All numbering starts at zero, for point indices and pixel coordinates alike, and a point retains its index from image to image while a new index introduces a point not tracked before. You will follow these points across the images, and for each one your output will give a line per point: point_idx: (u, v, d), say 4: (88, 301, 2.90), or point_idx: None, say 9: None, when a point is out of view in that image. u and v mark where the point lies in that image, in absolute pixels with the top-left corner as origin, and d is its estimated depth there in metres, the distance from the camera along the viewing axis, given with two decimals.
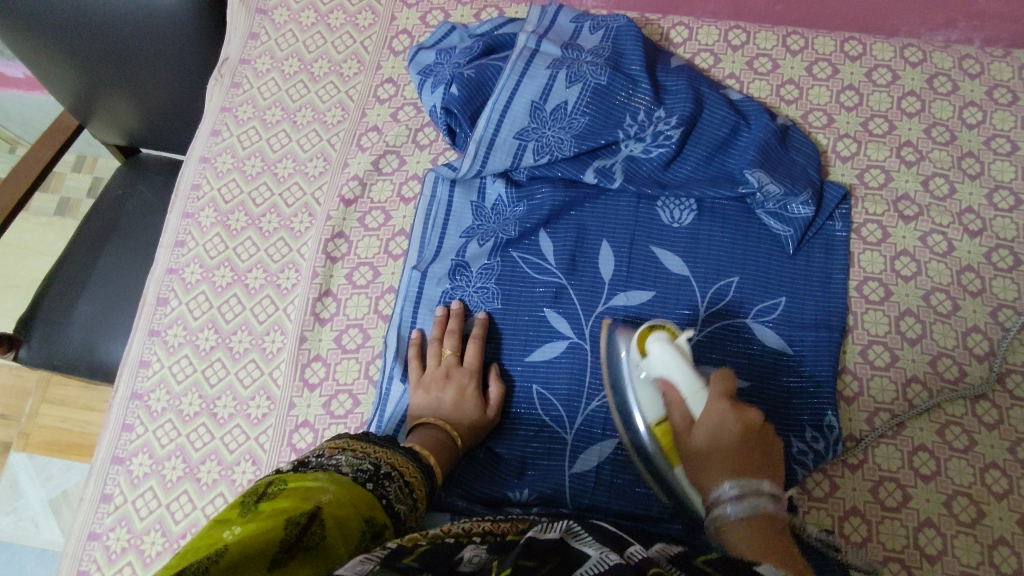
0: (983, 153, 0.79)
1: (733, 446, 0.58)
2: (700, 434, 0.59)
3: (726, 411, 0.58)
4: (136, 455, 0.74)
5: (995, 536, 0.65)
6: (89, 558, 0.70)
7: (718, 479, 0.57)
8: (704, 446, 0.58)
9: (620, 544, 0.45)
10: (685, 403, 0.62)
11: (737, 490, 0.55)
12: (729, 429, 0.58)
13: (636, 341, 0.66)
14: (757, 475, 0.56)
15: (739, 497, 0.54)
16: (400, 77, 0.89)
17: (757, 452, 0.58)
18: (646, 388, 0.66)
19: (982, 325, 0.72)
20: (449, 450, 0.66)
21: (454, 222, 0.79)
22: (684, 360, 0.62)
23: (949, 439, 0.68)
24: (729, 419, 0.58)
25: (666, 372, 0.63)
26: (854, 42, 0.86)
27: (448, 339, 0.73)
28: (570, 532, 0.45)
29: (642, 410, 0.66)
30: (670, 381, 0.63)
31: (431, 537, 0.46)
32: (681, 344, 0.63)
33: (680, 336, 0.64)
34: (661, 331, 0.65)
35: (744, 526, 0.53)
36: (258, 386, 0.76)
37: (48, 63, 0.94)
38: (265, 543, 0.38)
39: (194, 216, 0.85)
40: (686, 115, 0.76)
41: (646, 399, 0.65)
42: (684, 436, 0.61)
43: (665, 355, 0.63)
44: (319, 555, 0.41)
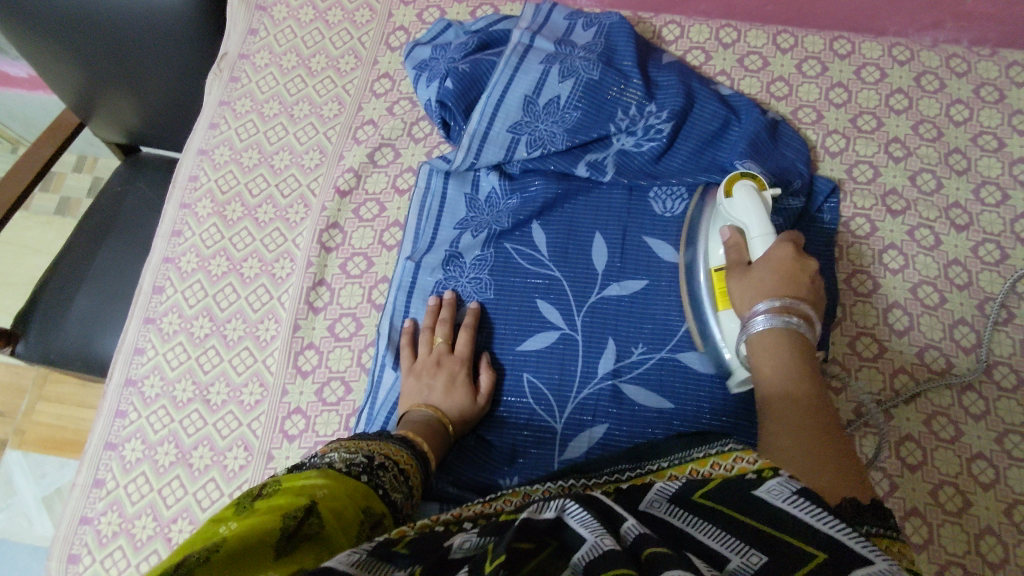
0: (970, 149, 0.81)
1: (794, 283, 0.59)
2: (758, 270, 0.61)
3: (785, 249, 0.61)
4: (129, 441, 0.75)
5: (982, 525, 0.65)
6: (80, 542, 0.71)
7: (755, 299, 0.59)
8: (764, 271, 0.60)
9: (610, 509, 0.42)
10: (744, 244, 0.65)
11: (779, 306, 0.57)
12: (784, 255, 0.61)
13: (724, 182, 0.69)
14: (802, 301, 0.58)
15: (779, 313, 0.57)
16: (396, 72, 0.91)
17: (813, 288, 0.60)
18: (716, 236, 0.69)
19: (969, 317, 0.73)
20: (440, 436, 0.65)
21: (447, 214, 0.80)
22: (761, 206, 0.65)
23: (935, 429, 0.69)
24: (789, 262, 0.60)
25: (742, 220, 0.66)
26: (843, 41, 0.87)
27: (440, 327, 0.73)
28: (564, 508, 0.40)
29: (711, 255, 0.69)
30: (737, 230, 0.66)
31: (418, 527, 0.44)
32: (766, 198, 0.67)
33: (765, 190, 0.67)
34: (751, 180, 0.68)
35: (776, 351, 0.56)
36: (252, 373, 0.76)
37: (50, 61, 0.95)
38: (263, 536, 0.39)
39: (192, 206, 0.86)
40: (677, 110, 0.77)
41: (713, 241, 0.69)
42: (741, 268, 0.63)
43: (748, 201, 0.66)
44: (321, 543, 0.41)
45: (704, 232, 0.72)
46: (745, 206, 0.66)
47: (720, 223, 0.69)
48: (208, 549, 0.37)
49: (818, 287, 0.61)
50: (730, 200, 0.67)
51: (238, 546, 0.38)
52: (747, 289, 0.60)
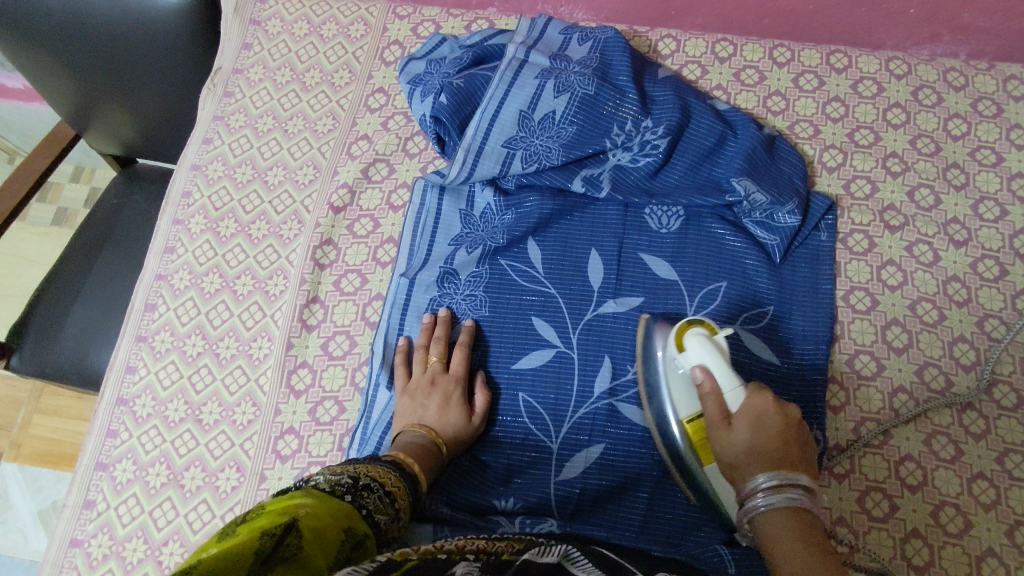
0: (968, 164, 0.80)
1: (778, 437, 0.54)
2: (742, 431, 0.55)
3: (767, 403, 0.55)
4: (120, 461, 0.74)
5: (983, 547, 0.64)
6: (69, 565, 0.70)
7: (758, 466, 0.53)
8: (744, 422, 0.55)
9: (618, 567, 0.44)
10: (721, 392, 0.58)
11: (776, 482, 0.51)
12: (765, 407, 0.55)
13: (675, 334, 0.63)
14: (797, 470, 0.52)
15: (778, 492, 0.50)
16: (390, 87, 0.90)
17: (801, 441, 0.55)
18: (681, 381, 0.63)
19: (968, 335, 0.72)
20: (434, 458, 0.65)
21: (442, 230, 0.80)
22: (725, 361, 0.59)
23: (935, 449, 0.68)
24: (772, 417, 0.55)
25: (702, 362, 0.60)
26: (839, 55, 0.87)
27: (435, 346, 0.73)
28: (569, 557, 0.44)
29: (676, 406, 0.63)
30: (709, 373, 0.59)
31: (421, 551, 0.43)
32: (721, 340, 0.61)
33: (719, 334, 0.62)
34: (700, 327, 0.63)
35: (783, 529, 0.49)
36: (244, 393, 0.75)
37: (45, 75, 0.95)
38: (240, 557, 0.37)
39: (185, 223, 0.85)
40: (673, 125, 0.77)
41: (682, 390, 0.63)
42: (720, 425, 0.56)
43: (701, 350, 0.60)
44: (298, 565, 0.39)
45: (659, 376, 0.65)
46: (702, 359, 0.60)
47: (677, 377, 0.63)
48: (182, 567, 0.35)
49: (801, 435, 0.55)
50: (684, 354, 0.61)
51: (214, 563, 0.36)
52: (734, 456, 0.55)
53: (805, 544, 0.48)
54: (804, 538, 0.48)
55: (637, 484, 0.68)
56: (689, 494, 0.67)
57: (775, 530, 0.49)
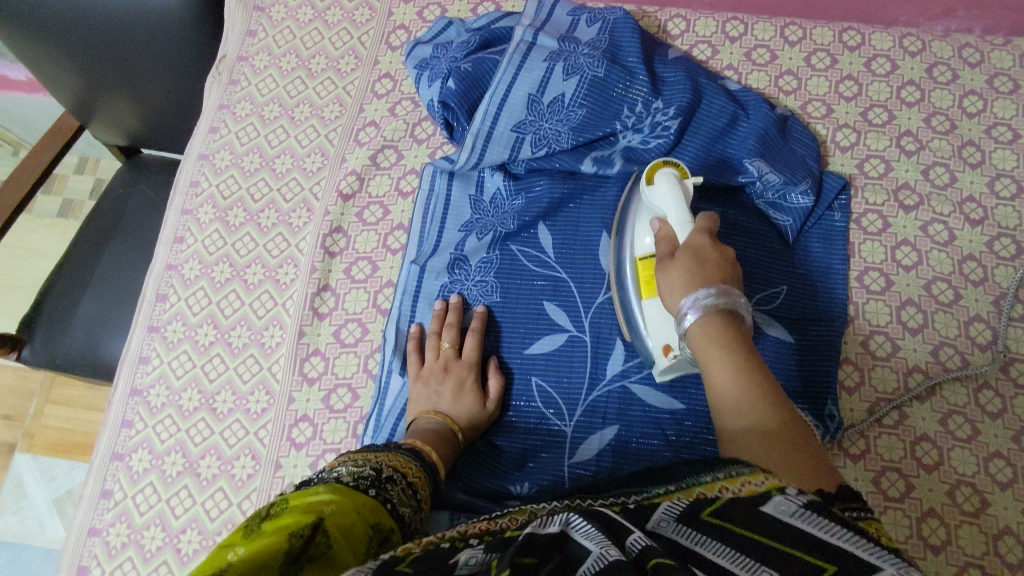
0: (984, 141, 0.79)
1: (719, 270, 0.54)
2: (682, 258, 0.56)
3: (704, 240, 0.57)
4: (136, 451, 0.74)
5: (1001, 525, 0.64)
6: (89, 553, 0.70)
7: (685, 292, 0.53)
8: (684, 256, 0.56)
9: (617, 522, 0.40)
10: (673, 238, 0.60)
11: (714, 290, 0.51)
12: (702, 244, 0.57)
13: (646, 171, 0.66)
14: (734, 287, 0.52)
15: (713, 299, 0.51)
16: (397, 72, 0.89)
17: (736, 267, 0.56)
18: (643, 220, 0.66)
19: (984, 314, 0.72)
20: (450, 444, 0.65)
21: (452, 216, 0.79)
22: (682, 197, 0.62)
23: (951, 429, 0.68)
24: (710, 254, 0.55)
25: (665, 209, 0.63)
26: (852, 32, 0.86)
27: (447, 332, 0.73)
28: (569, 523, 0.40)
29: (636, 241, 0.66)
30: (665, 219, 0.62)
31: (423, 545, 0.42)
32: (687, 185, 0.64)
33: (687, 179, 0.65)
34: (673, 168, 0.65)
35: (715, 335, 0.50)
36: (258, 381, 0.75)
37: (48, 66, 0.95)
38: (269, 557, 0.38)
39: (194, 212, 0.85)
40: (684, 105, 0.76)
41: (641, 226, 0.67)
42: (664, 246, 0.60)
43: (667, 192, 0.63)
44: (326, 563, 0.41)
45: (630, 224, 0.69)
46: (665, 196, 0.63)
47: (645, 212, 0.67)
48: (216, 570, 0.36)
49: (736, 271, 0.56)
50: (652, 189, 0.65)
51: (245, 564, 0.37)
52: (667, 291, 0.56)
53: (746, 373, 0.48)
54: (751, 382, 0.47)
55: (651, 466, 0.68)
56: None
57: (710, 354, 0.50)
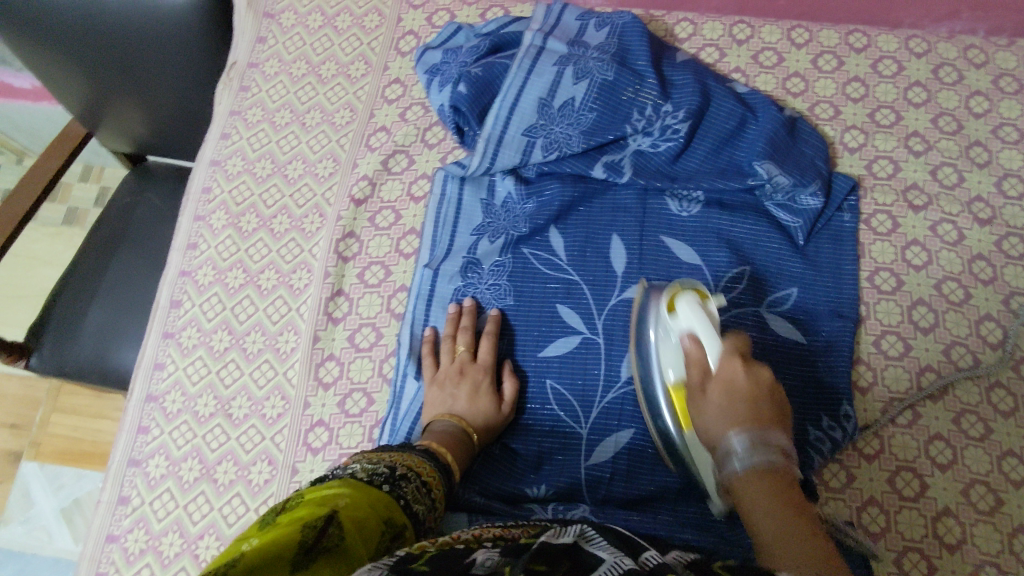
0: (991, 142, 0.80)
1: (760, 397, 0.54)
2: (714, 395, 0.55)
3: (737, 367, 0.55)
4: (152, 457, 0.74)
5: (1015, 524, 0.64)
6: (107, 560, 0.71)
7: (729, 426, 0.53)
8: (717, 395, 0.55)
9: (632, 543, 0.43)
10: (704, 362, 0.58)
11: (753, 441, 0.51)
12: (733, 371, 0.55)
13: (667, 298, 0.63)
14: (773, 429, 0.52)
15: (755, 452, 0.51)
16: (407, 77, 0.90)
17: (780, 413, 0.55)
18: (668, 346, 0.63)
19: (994, 313, 0.72)
20: (465, 447, 0.65)
21: (464, 220, 0.79)
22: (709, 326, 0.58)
23: (964, 427, 0.68)
24: (743, 381, 0.55)
25: (692, 329, 0.59)
26: (858, 34, 0.86)
27: (462, 336, 0.73)
28: (585, 537, 0.43)
29: (664, 370, 0.63)
30: (697, 341, 0.59)
31: (439, 544, 0.43)
32: (711, 308, 0.61)
33: (709, 301, 0.62)
34: (692, 291, 0.62)
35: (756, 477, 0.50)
36: (273, 386, 0.76)
37: (55, 73, 0.95)
38: (280, 550, 0.37)
39: (206, 219, 0.85)
40: (693, 109, 0.77)
41: (667, 355, 0.63)
42: (697, 392, 0.57)
43: (691, 317, 0.59)
44: (339, 556, 0.40)
45: (649, 332, 0.66)
46: (691, 324, 0.59)
47: (670, 341, 0.63)
48: (227, 559, 0.36)
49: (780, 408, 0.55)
50: (675, 318, 0.61)
51: (255, 557, 0.36)
52: (708, 424, 0.55)
53: (783, 505, 0.49)
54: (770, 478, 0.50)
55: (667, 467, 0.68)
56: None
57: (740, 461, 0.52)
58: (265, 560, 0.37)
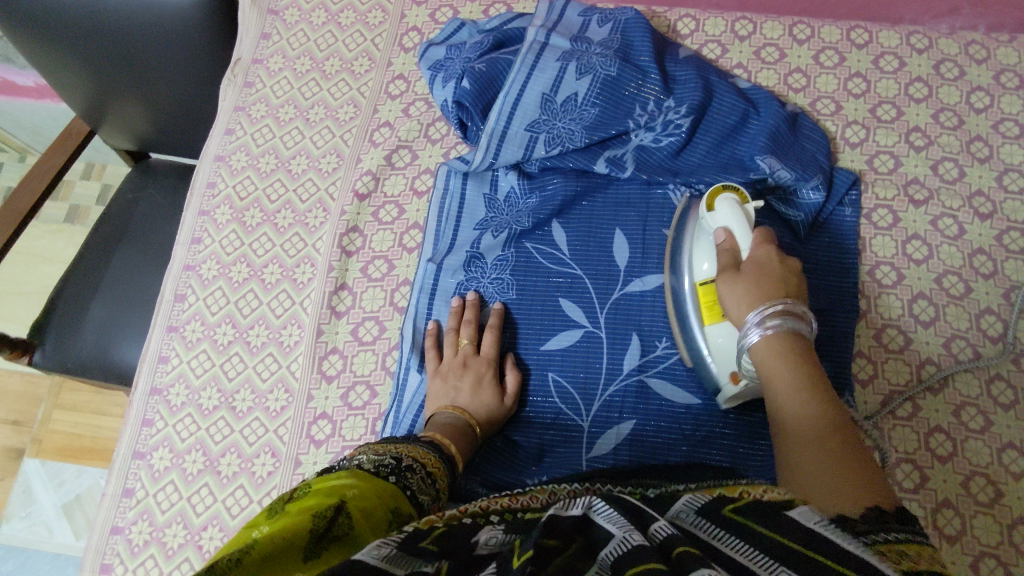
0: (991, 137, 0.80)
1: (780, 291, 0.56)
2: (748, 275, 0.58)
3: (770, 256, 0.59)
4: (156, 450, 0.75)
5: (1015, 515, 0.65)
6: (111, 552, 0.71)
7: (751, 304, 0.56)
8: (750, 270, 0.59)
9: (640, 510, 0.41)
10: (738, 250, 0.62)
11: (777, 312, 0.54)
12: (765, 258, 0.59)
13: (707, 196, 0.67)
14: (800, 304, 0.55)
15: (779, 320, 0.54)
16: (410, 73, 0.90)
17: (800, 286, 0.59)
18: (702, 245, 0.66)
19: (995, 307, 0.73)
20: (468, 438, 0.65)
21: (467, 215, 0.80)
22: (749, 227, 0.62)
23: (965, 420, 0.69)
24: (774, 262, 0.59)
25: (729, 228, 0.63)
26: (859, 30, 0.87)
27: (464, 329, 0.73)
28: (592, 507, 0.41)
29: (695, 267, 0.66)
30: (731, 235, 0.63)
31: (447, 517, 0.42)
32: (749, 210, 0.64)
33: (748, 203, 0.65)
34: (733, 193, 0.65)
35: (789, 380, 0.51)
36: (276, 379, 0.76)
37: (60, 71, 0.96)
38: (290, 538, 0.38)
39: (210, 213, 0.86)
40: (695, 104, 0.77)
41: (699, 249, 0.66)
42: (729, 270, 0.60)
43: (729, 214, 0.63)
44: (350, 544, 0.41)
45: (685, 248, 0.68)
46: (728, 223, 0.63)
47: (703, 237, 0.67)
48: (238, 549, 0.36)
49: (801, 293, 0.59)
50: (712, 214, 0.65)
51: (266, 548, 0.37)
52: (740, 313, 0.57)
53: (819, 421, 0.49)
54: (807, 385, 0.51)
55: (668, 459, 0.68)
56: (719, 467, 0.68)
57: (775, 372, 0.52)
58: (275, 552, 0.37)
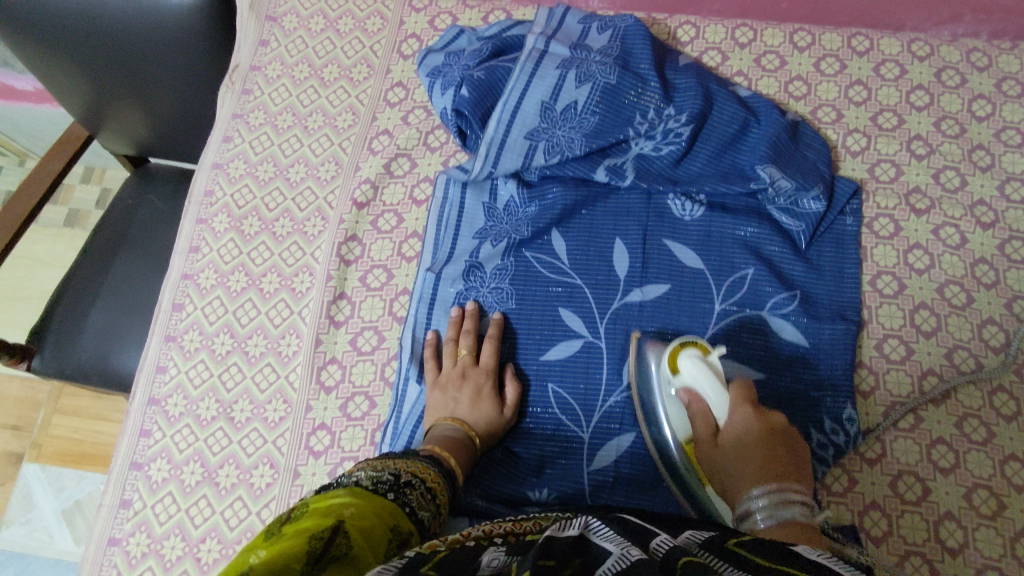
0: (994, 145, 0.80)
1: (762, 441, 0.57)
2: (724, 446, 0.59)
3: (744, 418, 0.58)
4: (154, 461, 0.74)
5: (1017, 528, 0.64)
6: (109, 563, 0.71)
7: (738, 455, 0.57)
8: (726, 441, 0.59)
9: (641, 531, 0.43)
10: (708, 414, 0.62)
11: (769, 491, 0.52)
12: (739, 417, 0.59)
13: (668, 355, 0.66)
14: (789, 480, 0.53)
15: (769, 492, 0.52)
16: (409, 81, 0.90)
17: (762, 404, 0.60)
18: (677, 409, 0.65)
19: (998, 317, 0.72)
20: (468, 451, 0.65)
21: (466, 224, 0.79)
22: (723, 394, 0.61)
23: (967, 431, 0.68)
24: (748, 426, 0.58)
25: (694, 387, 0.63)
26: (860, 37, 0.86)
27: (464, 339, 0.73)
28: (589, 527, 0.43)
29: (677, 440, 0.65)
30: (700, 398, 0.63)
31: (448, 543, 0.43)
32: (714, 361, 0.64)
33: (711, 353, 0.65)
34: (694, 348, 0.65)
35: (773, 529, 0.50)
36: (275, 390, 0.76)
37: (60, 77, 0.95)
38: (292, 560, 0.37)
39: (208, 222, 0.85)
40: (696, 113, 0.77)
41: (674, 411, 0.66)
42: (708, 444, 0.61)
43: (695, 372, 0.63)
44: (348, 564, 0.40)
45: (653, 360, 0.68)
46: (694, 381, 0.63)
47: (672, 402, 0.66)
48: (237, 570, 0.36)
49: (772, 419, 0.58)
50: (678, 376, 0.64)
51: (266, 565, 0.36)
52: (720, 472, 0.58)
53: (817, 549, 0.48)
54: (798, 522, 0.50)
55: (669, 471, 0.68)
56: None
57: (762, 499, 0.52)
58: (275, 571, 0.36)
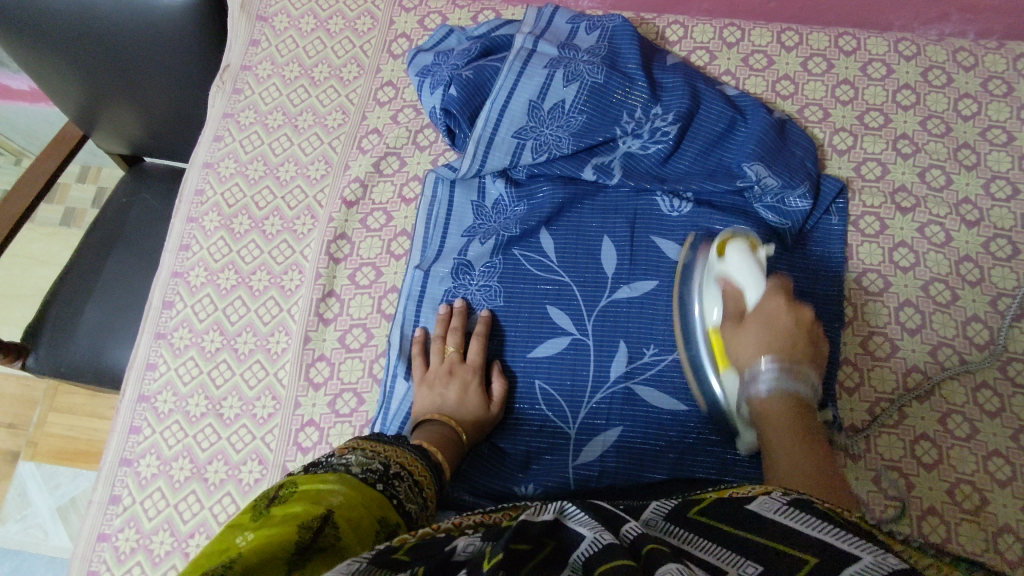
0: (979, 144, 0.80)
1: (790, 329, 0.61)
2: (752, 325, 0.62)
3: (777, 300, 0.63)
4: (143, 457, 0.75)
5: (1000, 523, 0.65)
6: (98, 559, 0.71)
7: (759, 347, 0.60)
8: (757, 322, 0.62)
9: (614, 515, 0.44)
10: (741, 299, 0.66)
11: (782, 367, 0.58)
12: (777, 306, 0.63)
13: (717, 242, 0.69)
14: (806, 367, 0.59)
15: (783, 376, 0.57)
16: (399, 80, 0.90)
17: (812, 333, 0.62)
18: (712, 289, 0.68)
19: (982, 315, 0.73)
20: (454, 445, 0.65)
21: (455, 222, 0.80)
22: (760, 276, 0.65)
23: (950, 428, 0.69)
24: (784, 315, 0.62)
25: (738, 277, 0.66)
26: (847, 37, 0.87)
27: (451, 336, 0.73)
28: (564, 511, 0.43)
29: (707, 313, 0.68)
30: (740, 287, 0.66)
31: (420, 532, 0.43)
32: (760, 256, 0.67)
33: (759, 250, 0.68)
34: (744, 239, 0.68)
35: (784, 441, 0.54)
36: (264, 387, 0.76)
37: (54, 78, 0.96)
38: (278, 549, 0.38)
39: (199, 220, 0.86)
40: (683, 111, 0.77)
41: (709, 295, 0.69)
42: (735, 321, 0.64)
43: (741, 262, 0.66)
44: (336, 555, 0.41)
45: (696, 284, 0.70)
46: (737, 267, 0.66)
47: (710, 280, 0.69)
48: (223, 558, 0.37)
49: (813, 332, 0.62)
50: (723, 260, 0.68)
51: (250, 556, 0.37)
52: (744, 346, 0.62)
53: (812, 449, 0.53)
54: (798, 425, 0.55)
55: (655, 464, 0.68)
56: (706, 476, 0.68)
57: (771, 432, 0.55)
58: (258, 561, 0.37)
